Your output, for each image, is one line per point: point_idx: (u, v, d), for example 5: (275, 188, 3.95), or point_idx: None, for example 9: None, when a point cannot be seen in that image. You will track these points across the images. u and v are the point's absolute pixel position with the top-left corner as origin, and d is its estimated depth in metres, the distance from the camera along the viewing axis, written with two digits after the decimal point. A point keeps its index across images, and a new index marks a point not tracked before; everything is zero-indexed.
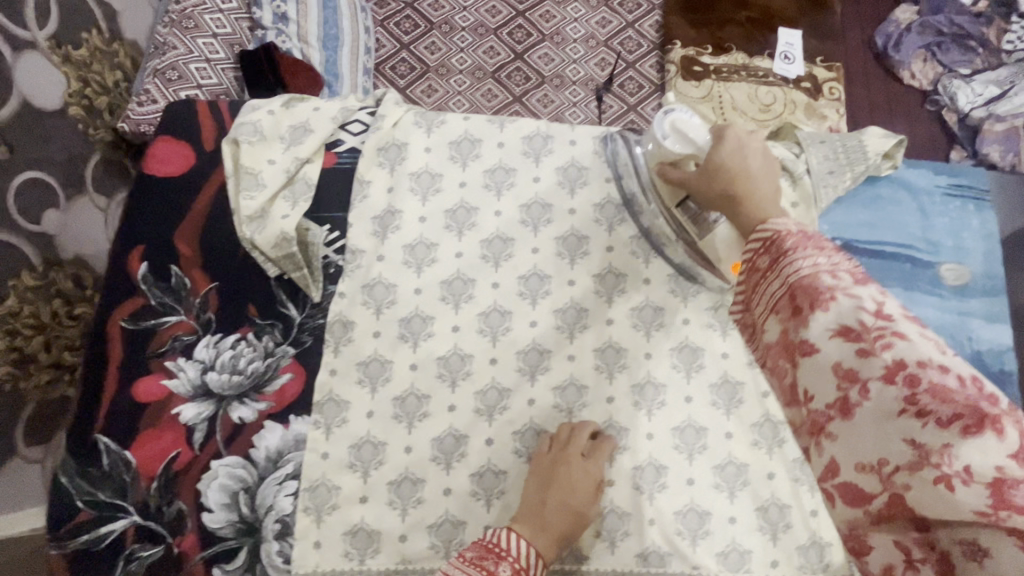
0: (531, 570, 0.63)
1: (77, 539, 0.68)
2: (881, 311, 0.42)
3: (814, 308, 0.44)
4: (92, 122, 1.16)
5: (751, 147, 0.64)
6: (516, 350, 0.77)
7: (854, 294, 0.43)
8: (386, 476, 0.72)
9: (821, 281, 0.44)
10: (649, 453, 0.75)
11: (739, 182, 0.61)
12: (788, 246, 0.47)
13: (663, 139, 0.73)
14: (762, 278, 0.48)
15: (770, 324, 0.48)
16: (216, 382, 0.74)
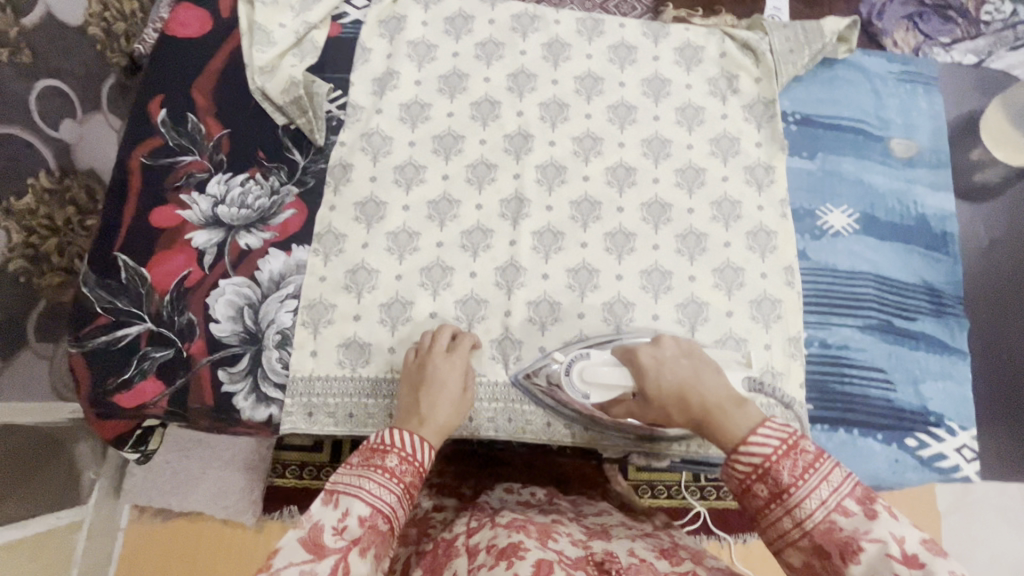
0: (421, 455, 0.59)
1: (95, 340, 0.75)
2: (907, 554, 0.45)
3: (844, 556, 0.47)
4: (109, 45, 1.09)
5: (667, 360, 0.65)
6: (500, 198, 0.85)
7: (874, 535, 0.47)
8: (378, 298, 0.80)
9: (835, 523, 0.49)
10: (618, 291, 0.82)
11: (691, 398, 0.61)
12: (786, 480, 0.51)
13: (585, 399, 0.69)
14: (767, 507, 0.52)
15: (789, 554, 0.51)
16: (226, 214, 0.81)
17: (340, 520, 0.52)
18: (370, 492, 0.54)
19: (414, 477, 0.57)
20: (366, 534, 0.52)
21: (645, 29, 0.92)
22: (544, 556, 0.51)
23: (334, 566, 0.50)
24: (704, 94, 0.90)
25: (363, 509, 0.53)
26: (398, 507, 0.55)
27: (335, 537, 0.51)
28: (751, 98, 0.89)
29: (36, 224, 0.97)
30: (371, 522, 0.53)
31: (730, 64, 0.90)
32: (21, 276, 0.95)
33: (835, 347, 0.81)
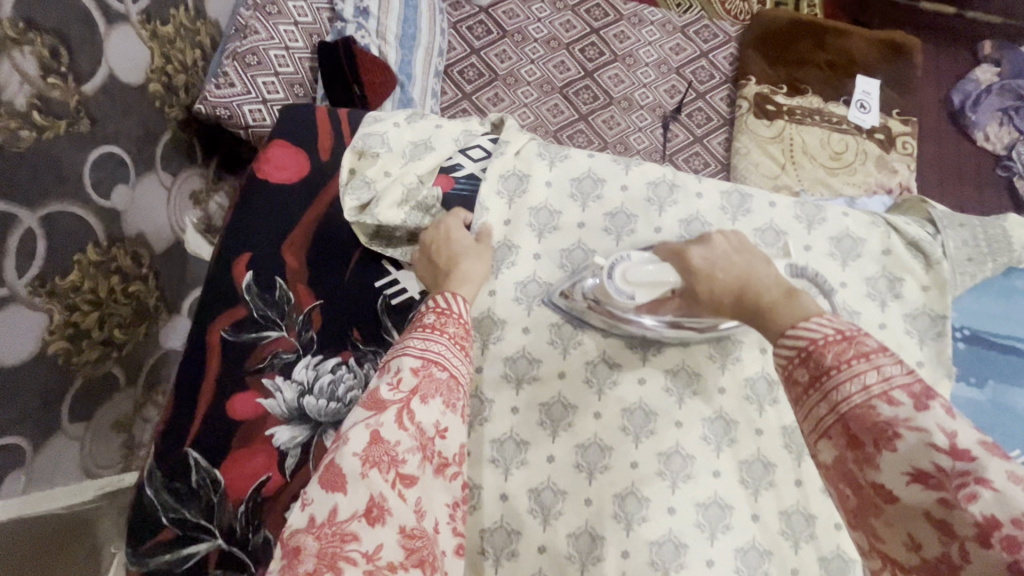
0: (457, 308, 0.64)
1: (159, 557, 0.66)
2: (958, 450, 0.41)
3: (877, 444, 0.45)
4: (167, 100, 1.17)
5: (719, 259, 0.62)
6: (623, 407, 0.73)
7: (918, 426, 0.43)
8: (480, 522, 0.70)
9: (876, 409, 0.45)
10: (753, 535, 0.70)
11: (749, 289, 0.58)
12: (829, 363, 0.49)
13: (627, 300, 0.69)
14: (807, 394, 0.50)
15: (823, 446, 0.49)
16: (313, 407, 0.71)
17: (394, 377, 0.57)
18: (416, 348, 0.59)
19: (457, 327, 0.62)
20: (422, 382, 0.57)
21: (798, 211, 0.81)
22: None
23: (398, 413, 0.54)
24: (860, 296, 0.78)
25: (413, 362, 0.58)
26: (449, 355, 0.60)
27: (391, 390, 0.55)
28: (914, 308, 0.77)
29: (80, 300, 1.00)
30: (426, 372, 0.58)
31: (893, 265, 0.79)
32: (60, 356, 0.97)
33: None
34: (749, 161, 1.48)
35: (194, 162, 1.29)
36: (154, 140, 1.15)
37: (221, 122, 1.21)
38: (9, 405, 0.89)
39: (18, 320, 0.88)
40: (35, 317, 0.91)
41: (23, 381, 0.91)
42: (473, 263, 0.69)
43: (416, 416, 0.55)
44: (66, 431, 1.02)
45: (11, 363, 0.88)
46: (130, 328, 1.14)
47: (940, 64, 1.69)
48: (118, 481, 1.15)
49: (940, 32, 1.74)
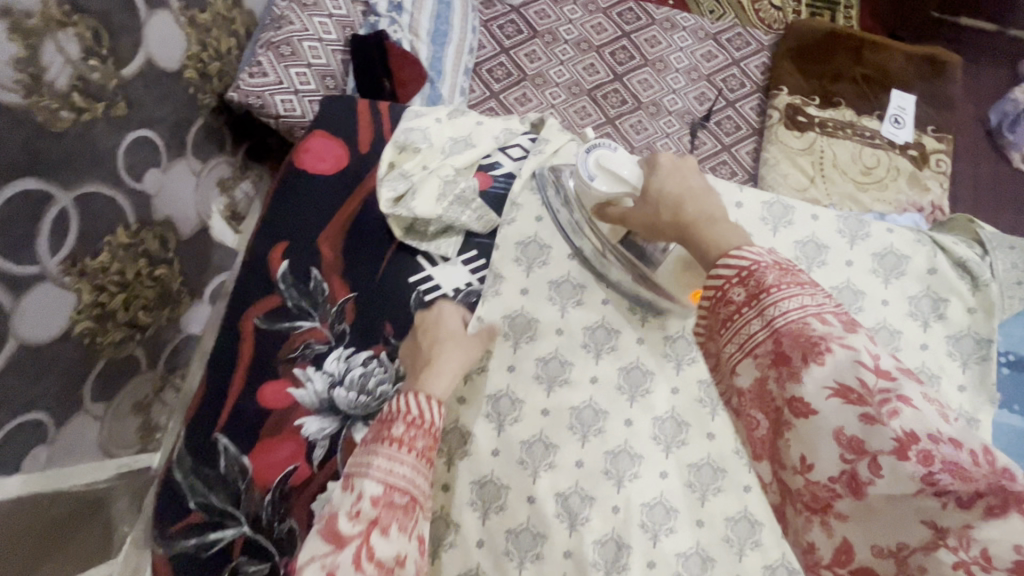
0: (430, 415, 0.57)
1: (185, 541, 0.66)
2: (883, 370, 0.41)
3: (806, 359, 0.43)
4: (202, 88, 1.17)
5: (675, 173, 0.62)
6: (654, 415, 0.72)
7: (848, 345, 0.42)
8: (506, 522, 0.69)
9: (809, 324, 0.44)
10: (784, 553, 0.68)
11: (686, 203, 0.58)
12: (768, 282, 0.46)
13: (589, 181, 0.70)
14: (738, 313, 0.47)
15: (747, 367, 0.47)
16: (343, 399, 0.70)
17: (354, 504, 0.51)
18: (380, 468, 0.53)
19: (427, 440, 0.56)
20: (383, 513, 0.51)
21: (840, 225, 0.79)
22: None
23: (356, 551, 0.49)
24: (903, 314, 0.76)
25: (375, 489, 0.52)
26: (415, 476, 0.55)
27: (350, 523, 0.50)
28: (958, 329, 0.75)
29: (108, 282, 1.01)
30: (387, 500, 0.52)
31: (938, 284, 0.76)
32: (85, 337, 0.98)
33: None
34: (777, 172, 1.45)
35: (225, 150, 1.29)
36: (186, 126, 1.14)
37: (253, 112, 1.17)
38: (32, 383, 0.89)
39: (45, 298, 0.88)
40: (63, 297, 0.91)
41: (51, 361, 0.91)
42: (455, 351, 0.64)
43: (376, 552, 0.50)
44: (87, 411, 1.02)
45: (38, 342, 0.88)
46: (153, 310, 1.15)
47: (977, 85, 1.69)
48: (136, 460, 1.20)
49: (975, 54, 1.74)
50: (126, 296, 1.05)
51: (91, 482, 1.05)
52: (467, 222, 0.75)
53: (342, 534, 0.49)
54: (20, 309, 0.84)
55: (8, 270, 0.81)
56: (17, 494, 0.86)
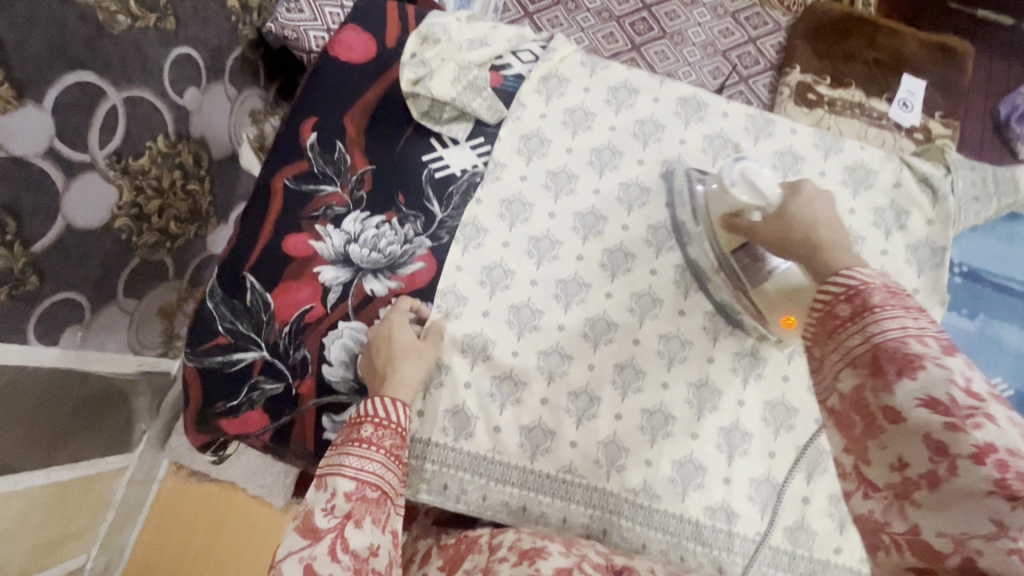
0: (397, 416, 0.65)
1: (212, 358, 0.75)
2: (973, 390, 0.40)
3: (901, 372, 0.43)
4: (242, 18, 1.27)
5: (819, 200, 0.64)
6: (632, 291, 0.81)
7: (946, 365, 0.42)
8: (490, 369, 0.77)
9: (908, 343, 0.44)
10: (738, 417, 0.77)
11: (817, 230, 0.60)
12: (874, 301, 0.47)
13: (729, 188, 0.72)
14: (841, 327, 0.48)
15: (844, 374, 0.47)
16: (357, 254, 0.80)
17: (328, 501, 0.56)
18: (351, 467, 0.59)
19: (395, 440, 0.63)
20: (356, 507, 0.57)
21: (817, 140, 0.87)
22: (564, 563, 0.57)
23: (332, 545, 0.54)
24: (868, 223, 0.84)
25: (348, 485, 0.58)
26: (384, 472, 0.61)
27: (325, 517, 0.55)
28: (917, 239, 0.83)
29: (146, 184, 1.10)
30: (359, 494, 0.58)
31: (902, 197, 0.84)
32: (124, 232, 1.08)
33: None
34: None
35: (258, 82, 1.39)
36: (225, 52, 1.24)
37: (288, 44, 1.26)
38: (78, 264, 1.00)
39: (92, 187, 0.97)
40: (106, 189, 1.00)
41: (95, 245, 1.02)
42: (411, 364, 0.70)
43: (350, 543, 0.55)
44: (118, 304, 1.14)
45: (85, 228, 0.99)
46: (185, 223, 1.25)
47: (994, 74, 1.68)
48: (152, 362, 1.36)
49: (996, 45, 1.73)
50: (161, 202, 1.15)
51: (114, 373, 1.22)
52: (477, 108, 0.84)
53: (320, 528, 0.54)
54: (71, 192, 0.93)
55: (64, 154, 0.90)
56: (52, 367, 1.03)
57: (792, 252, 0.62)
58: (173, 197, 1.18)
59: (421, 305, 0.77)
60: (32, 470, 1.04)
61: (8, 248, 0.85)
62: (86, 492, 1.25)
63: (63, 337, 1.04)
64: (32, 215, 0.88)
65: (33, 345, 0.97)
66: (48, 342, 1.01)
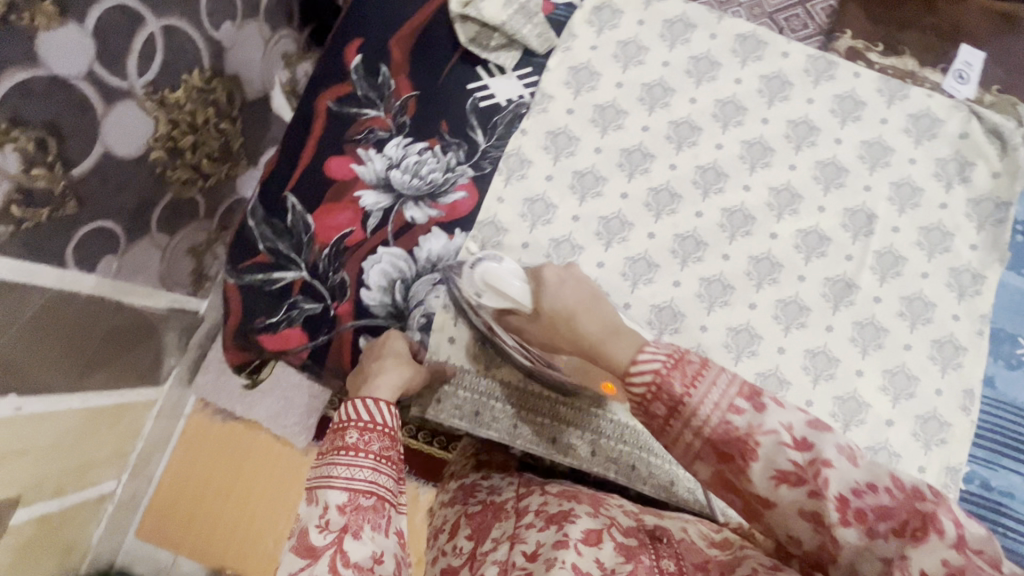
0: (381, 418, 0.60)
1: (252, 276, 0.76)
2: (800, 440, 0.39)
3: (745, 456, 0.41)
4: None
5: (568, 278, 0.64)
6: (676, 232, 0.78)
7: (768, 428, 0.40)
8: None
9: (731, 423, 0.42)
10: (776, 364, 0.76)
11: (576, 314, 0.58)
12: (679, 391, 0.43)
13: (478, 299, 0.70)
14: (667, 424, 0.44)
15: (698, 467, 0.44)
16: (398, 180, 0.79)
17: (321, 516, 0.52)
18: (341, 478, 0.54)
19: (382, 442, 0.59)
20: (351, 519, 0.52)
21: (881, 85, 0.83)
22: (594, 523, 0.51)
23: (332, 560, 0.50)
24: (928, 174, 0.80)
25: (339, 497, 0.53)
26: (376, 477, 0.56)
27: (321, 533, 0.51)
28: (980, 193, 0.79)
29: (181, 118, 1.08)
30: (353, 504, 0.53)
31: (967, 148, 0.80)
32: (158, 166, 1.08)
33: (997, 492, 0.74)
34: None
35: (292, 22, 1.35)
36: None
37: None
38: (114, 193, 1.00)
39: (128, 116, 0.97)
40: (142, 119, 0.99)
41: (130, 176, 1.02)
42: (390, 370, 0.66)
43: (351, 556, 0.51)
44: (151, 238, 1.15)
45: (122, 157, 0.98)
46: (216, 162, 1.24)
47: None
48: (184, 300, 1.37)
49: None
50: (194, 138, 1.14)
51: (147, 309, 1.24)
52: (526, 36, 0.81)
53: (316, 547, 0.50)
54: (108, 118, 0.93)
55: (102, 78, 0.89)
56: (87, 296, 1.04)
57: (567, 348, 0.59)
58: (206, 133, 1.17)
59: (414, 342, 0.74)
60: (65, 392, 1.08)
61: (49, 169, 0.85)
62: (117, 422, 1.29)
63: (99, 266, 1.04)
64: (72, 138, 0.87)
65: (73, 271, 0.98)
66: (86, 269, 1.02)
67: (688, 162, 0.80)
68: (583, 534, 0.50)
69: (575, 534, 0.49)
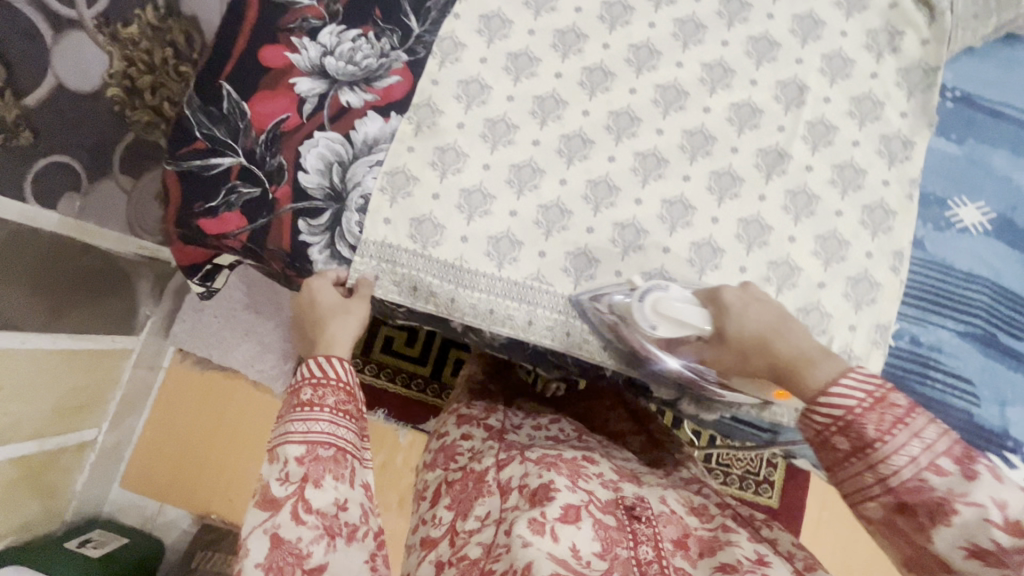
0: (333, 372, 0.67)
1: (190, 162, 0.76)
2: (1011, 526, 0.45)
3: (935, 519, 0.48)
4: None
5: (750, 303, 0.67)
6: (610, 110, 0.79)
7: (972, 499, 0.47)
8: (462, 182, 0.77)
9: (927, 482, 0.49)
10: (711, 233, 0.77)
11: (770, 341, 0.63)
12: (872, 435, 0.51)
13: (652, 331, 0.70)
14: (845, 460, 0.53)
15: (868, 506, 0.53)
16: (333, 67, 0.79)
17: (283, 470, 0.61)
18: (298, 432, 0.62)
19: (337, 395, 0.66)
20: (311, 469, 0.61)
21: None
22: (572, 500, 0.61)
23: (294, 508, 0.59)
24: (859, 46, 0.81)
25: (297, 451, 0.61)
26: (335, 429, 0.64)
27: (282, 486, 0.60)
28: (909, 61, 0.80)
29: (137, 57, 1.03)
30: (312, 456, 0.61)
31: (897, 18, 0.81)
32: (116, 105, 1.04)
33: (925, 347, 0.76)
34: None
35: None
36: None
37: None
38: (74, 130, 1.00)
39: (80, 49, 0.93)
40: (97, 54, 0.96)
41: (88, 113, 1.00)
42: (339, 324, 0.72)
43: (312, 504, 0.59)
44: (116, 179, 1.14)
45: (78, 93, 0.96)
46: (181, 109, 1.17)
47: None
48: (153, 249, 1.36)
49: None
50: (154, 80, 1.08)
51: (113, 252, 1.23)
52: None
53: (276, 499, 0.59)
54: (59, 49, 0.90)
55: (49, 4, 0.87)
56: (51, 231, 1.05)
57: (760, 372, 0.65)
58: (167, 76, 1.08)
59: (337, 271, 0.76)
60: (37, 331, 1.08)
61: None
62: (92, 369, 1.30)
63: (60, 203, 1.05)
64: (19, 64, 0.85)
65: (31, 206, 0.99)
66: (46, 205, 1.03)
67: (622, 42, 0.81)
68: (559, 513, 0.59)
69: (551, 515, 0.58)
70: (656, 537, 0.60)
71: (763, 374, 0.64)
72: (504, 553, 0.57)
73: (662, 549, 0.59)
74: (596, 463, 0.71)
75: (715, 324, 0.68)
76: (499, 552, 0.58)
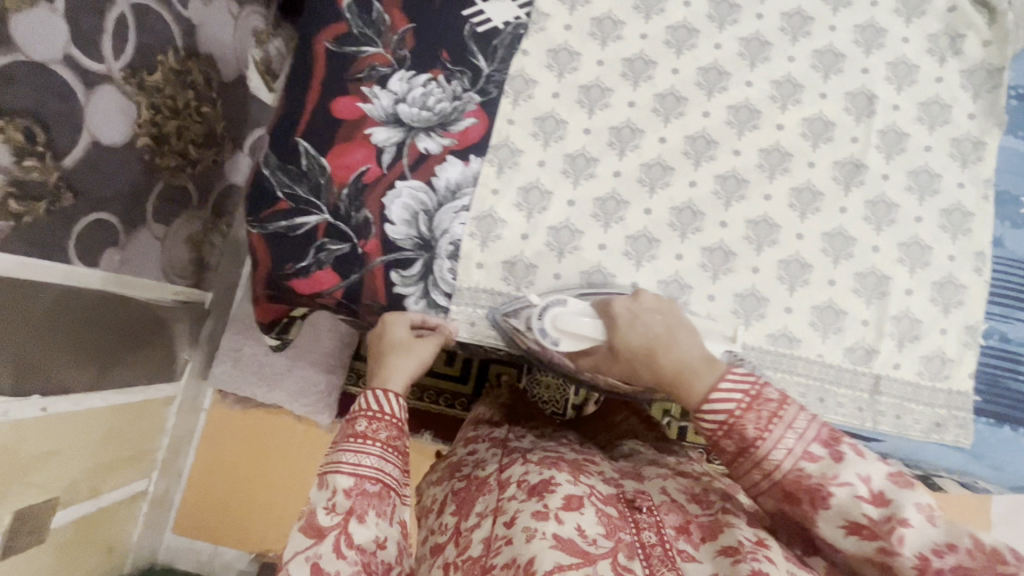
0: (389, 408, 0.63)
1: (276, 223, 0.76)
2: (878, 499, 0.46)
3: (814, 502, 0.48)
4: None
5: (642, 312, 0.67)
6: (686, 134, 0.80)
7: (843, 479, 0.47)
8: (549, 221, 0.77)
9: (803, 468, 0.49)
10: (798, 248, 0.78)
11: (655, 350, 0.63)
12: (751, 435, 0.50)
13: (556, 345, 0.72)
14: (734, 460, 0.52)
15: (761, 498, 0.52)
16: (407, 114, 0.79)
17: (330, 499, 0.56)
18: (349, 463, 0.58)
19: (390, 429, 0.62)
20: (357, 502, 0.56)
21: None
22: (575, 490, 0.58)
23: (336, 543, 0.55)
24: (921, 51, 0.82)
25: (347, 483, 0.57)
26: (383, 464, 0.60)
27: (328, 515, 0.55)
28: (973, 63, 0.81)
29: (163, 103, 1.04)
30: (359, 490, 0.57)
31: (957, 21, 0.82)
32: (146, 154, 1.03)
33: (1015, 344, 0.78)
34: None
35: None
36: None
37: None
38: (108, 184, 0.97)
39: (110, 101, 0.92)
40: (124, 104, 0.94)
41: (121, 163, 0.98)
42: (402, 361, 0.69)
43: (355, 538, 0.55)
44: (150, 229, 1.11)
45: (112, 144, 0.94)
46: (202, 147, 1.19)
47: None
48: (188, 294, 1.34)
49: None
50: (178, 123, 1.09)
51: (153, 301, 1.20)
52: None
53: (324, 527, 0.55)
54: (91, 104, 0.88)
55: (78, 61, 0.84)
56: (98, 291, 1.00)
57: (649, 379, 0.64)
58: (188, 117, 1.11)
59: (428, 317, 0.75)
60: (87, 392, 1.06)
61: (41, 160, 0.81)
62: (137, 419, 1.27)
63: (102, 259, 1.00)
64: (57, 131, 0.83)
65: (76, 266, 0.94)
66: (89, 264, 0.97)
67: (689, 66, 0.81)
68: (563, 502, 0.56)
69: (554, 504, 0.56)
70: (659, 523, 0.57)
71: (652, 382, 0.64)
72: (504, 546, 0.55)
73: (665, 534, 0.56)
74: (598, 464, 0.70)
75: (609, 334, 0.68)
76: (499, 545, 0.56)
